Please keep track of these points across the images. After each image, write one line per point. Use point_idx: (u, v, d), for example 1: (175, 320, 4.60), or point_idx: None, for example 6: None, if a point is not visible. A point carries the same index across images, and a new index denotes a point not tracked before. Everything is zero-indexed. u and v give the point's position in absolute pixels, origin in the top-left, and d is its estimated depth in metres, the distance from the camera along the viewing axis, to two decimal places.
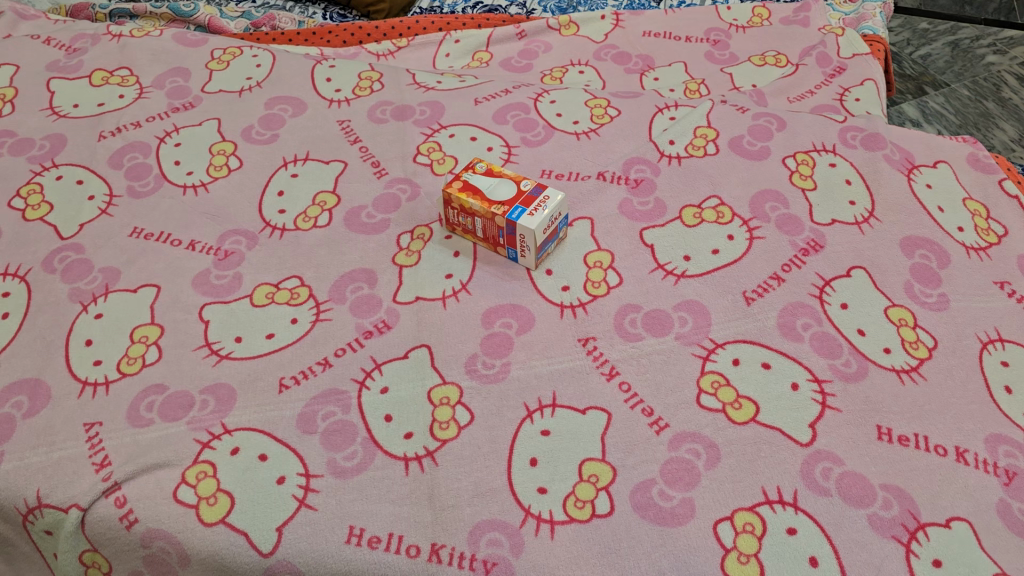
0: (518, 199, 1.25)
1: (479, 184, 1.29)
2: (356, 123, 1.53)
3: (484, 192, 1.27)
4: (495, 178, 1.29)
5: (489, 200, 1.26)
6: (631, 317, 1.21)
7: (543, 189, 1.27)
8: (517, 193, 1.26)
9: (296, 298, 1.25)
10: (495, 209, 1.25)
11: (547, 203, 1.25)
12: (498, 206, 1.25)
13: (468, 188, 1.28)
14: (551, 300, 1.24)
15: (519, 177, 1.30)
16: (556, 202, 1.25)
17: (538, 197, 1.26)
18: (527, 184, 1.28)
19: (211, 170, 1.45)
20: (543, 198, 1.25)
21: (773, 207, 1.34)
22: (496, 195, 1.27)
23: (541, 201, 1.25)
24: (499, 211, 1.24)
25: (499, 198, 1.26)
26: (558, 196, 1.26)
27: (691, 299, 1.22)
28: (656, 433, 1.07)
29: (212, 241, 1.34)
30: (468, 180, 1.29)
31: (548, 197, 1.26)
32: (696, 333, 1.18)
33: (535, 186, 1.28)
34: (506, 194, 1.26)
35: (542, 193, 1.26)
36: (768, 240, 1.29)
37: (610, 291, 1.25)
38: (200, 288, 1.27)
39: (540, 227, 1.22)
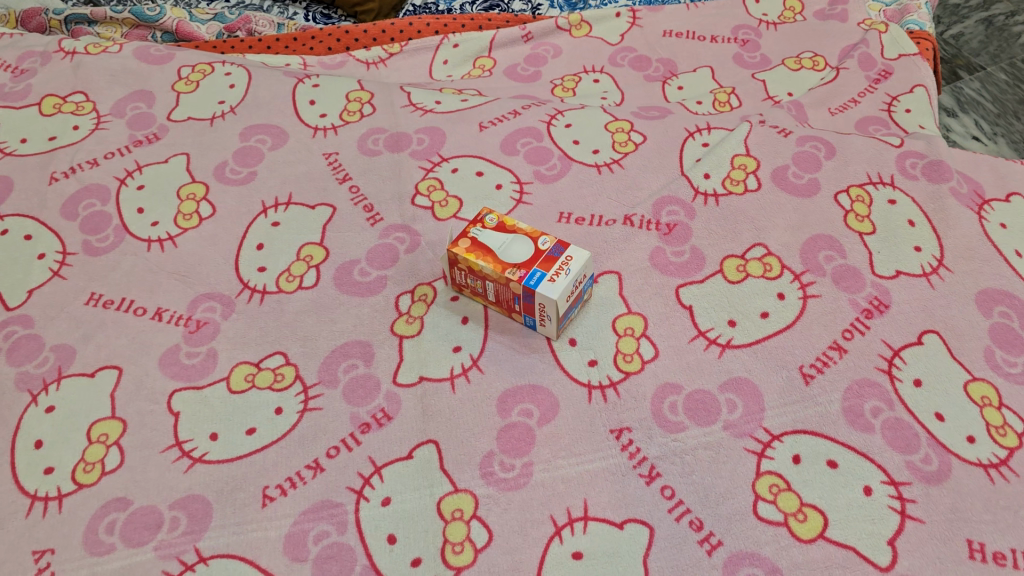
0: (537, 260, 1.07)
1: (491, 241, 1.10)
2: (344, 156, 1.35)
3: (496, 252, 1.09)
4: (509, 234, 1.11)
5: (503, 262, 1.08)
6: (670, 401, 1.04)
7: (564, 247, 1.09)
8: (535, 252, 1.08)
9: (280, 381, 1.08)
10: (510, 273, 1.06)
11: (569, 265, 1.07)
12: (513, 269, 1.07)
13: (478, 247, 1.10)
14: (577, 379, 1.07)
15: (536, 231, 1.11)
16: (580, 264, 1.07)
17: (559, 258, 1.08)
18: (546, 241, 1.09)
19: (180, 219, 1.26)
20: (565, 260, 1.08)
21: (828, 256, 1.16)
22: (510, 255, 1.08)
23: (563, 262, 1.07)
24: (515, 276, 1.06)
25: (514, 259, 1.08)
26: (582, 255, 1.08)
27: (739, 377, 1.05)
28: (708, 553, 0.91)
29: (182, 308, 1.16)
30: (477, 237, 1.11)
31: (570, 259, 1.08)
32: (747, 421, 1.01)
33: (555, 243, 1.09)
34: (522, 254, 1.08)
35: (564, 253, 1.08)
36: (824, 299, 1.12)
37: (644, 366, 1.07)
38: (168, 370, 1.09)
39: (563, 295, 1.05)
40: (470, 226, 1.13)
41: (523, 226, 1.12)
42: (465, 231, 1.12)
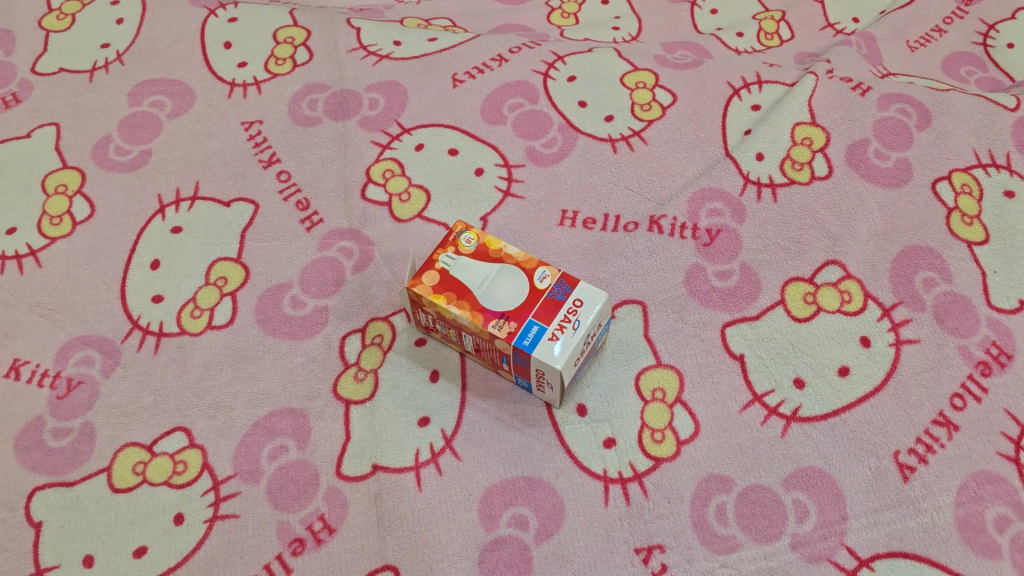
0: (533, 308, 0.76)
1: (468, 275, 0.78)
2: (271, 128, 1.01)
3: (476, 291, 0.77)
4: (494, 266, 0.79)
5: (485, 308, 0.76)
6: (717, 504, 0.75)
7: (571, 287, 0.78)
8: (530, 295, 0.77)
9: (180, 473, 0.79)
10: (495, 327, 0.75)
11: (579, 317, 0.76)
12: (500, 320, 0.76)
13: (449, 283, 0.78)
14: (589, 470, 0.78)
15: (532, 260, 0.80)
16: (594, 313, 0.76)
17: (564, 305, 0.76)
18: (545, 276, 0.78)
19: (45, 224, 0.94)
20: (572, 308, 0.76)
21: (927, 279, 0.85)
22: (496, 297, 0.77)
23: (570, 312, 0.76)
24: (502, 330, 0.75)
25: (501, 303, 0.76)
26: (596, 299, 0.77)
27: (812, 468, 0.76)
28: None
29: (47, 360, 0.85)
30: (450, 270, 0.79)
31: (580, 307, 0.76)
32: (823, 537, 0.73)
33: (559, 280, 0.78)
34: (512, 297, 0.77)
35: (571, 297, 0.77)
36: (924, 346, 0.82)
37: (681, 449, 0.78)
38: (26, 457, 0.80)
39: (570, 359, 0.74)
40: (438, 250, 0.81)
41: (514, 251, 0.81)
42: (430, 257, 0.80)
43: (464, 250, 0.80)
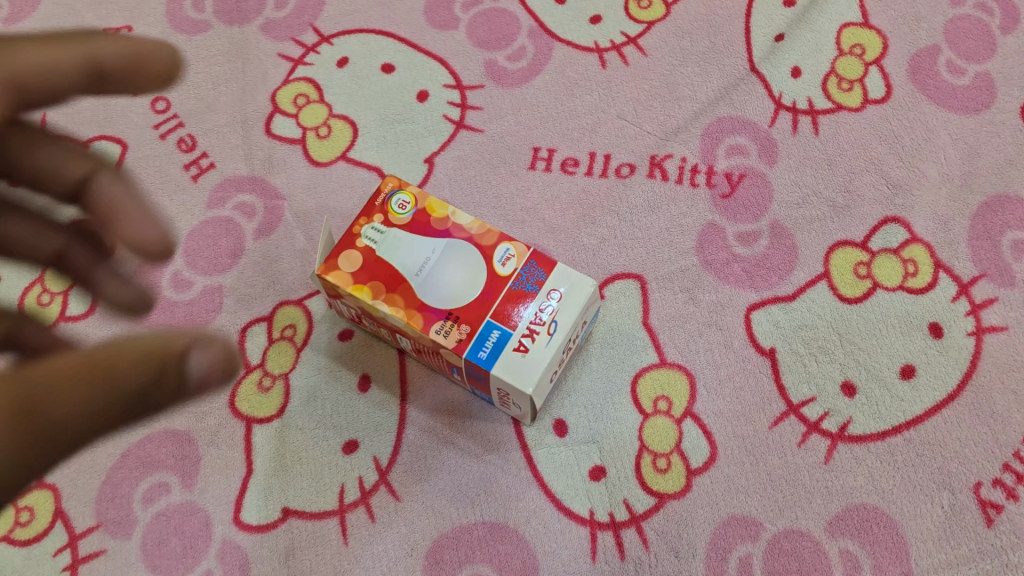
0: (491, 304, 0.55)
1: (404, 255, 0.56)
2: (144, 36, 0.75)
3: (416, 281, 0.56)
4: (439, 243, 0.57)
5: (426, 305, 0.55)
6: (740, 559, 0.57)
7: (545, 274, 0.56)
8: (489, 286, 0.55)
9: (25, 523, 0.60)
10: (443, 333, 0.54)
11: (554, 317, 0.55)
12: (449, 325, 0.54)
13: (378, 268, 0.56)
14: (570, 512, 0.59)
15: (491, 232, 0.58)
16: (575, 311, 0.55)
17: (535, 301, 0.55)
18: (510, 258, 0.56)
19: None
20: (545, 305, 0.55)
21: (1017, 243, 0.64)
22: (440, 290, 0.55)
23: (542, 311, 0.55)
24: (452, 337, 0.54)
25: (450, 297, 0.55)
26: (579, 290, 0.56)
27: (865, 507, 0.58)
28: None
29: None
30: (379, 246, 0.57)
31: (557, 303, 0.55)
32: None
33: (528, 264, 0.56)
34: (464, 289, 0.55)
35: (544, 288, 0.56)
36: (1014, 335, 0.62)
37: (691, 482, 0.59)
38: None
39: (545, 374, 0.54)
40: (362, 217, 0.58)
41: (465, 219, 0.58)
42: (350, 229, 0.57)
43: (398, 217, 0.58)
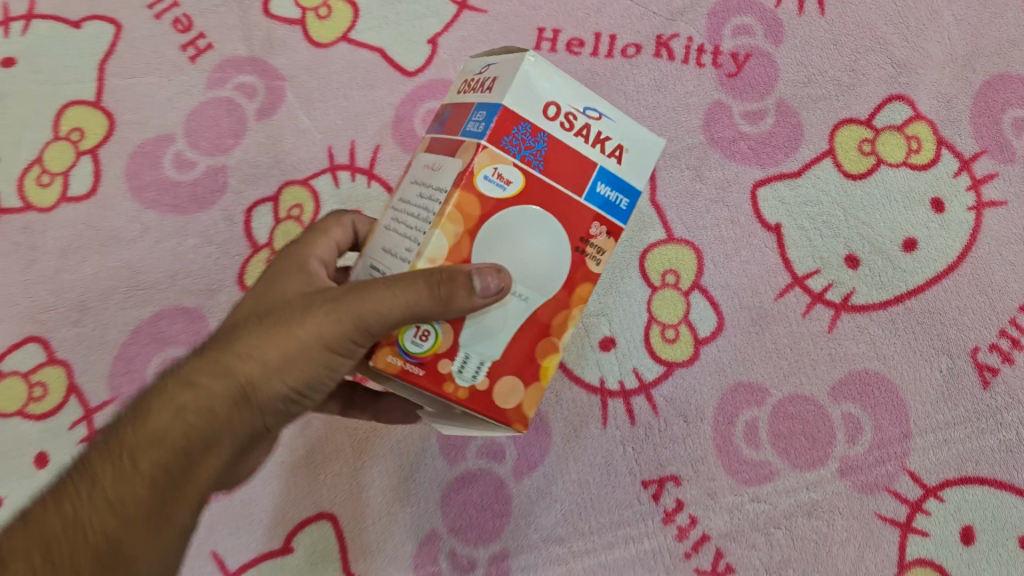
0: (590, 215, 0.37)
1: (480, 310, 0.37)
2: None
3: (535, 303, 0.37)
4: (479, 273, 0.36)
5: (557, 297, 0.38)
6: (746, 422, 0.59)
7: (523, 118, 0.35)
8: (567, 215, 0.37)
9: (38, 398, 0.60)
10: (595, 263, 0.38)
11: (603, 128, 0.37)
12: (585, 260, 0.38)
13: (510, 364, 0.37)
14: (582, 381, 0.60)
15: (474, 209, 0.35)
16: (590, 95, 0.37)
17: (568, 142, 0.36)
18: (511, 181, 0.35)
19: None
20: (574, 131, 0.36)
21: (1018, 120, 0.65)
22: (524, 259, 0.36)
23: (598, 140, 0.37)
24: (611, 248, 0.38)
25: (549, 257, 0.37)
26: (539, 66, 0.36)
27: (867, 372, 0.59)
28: None
29: None
30: (466, 346, 0.37)
31: (569, 101, 0.36)
32: (880, 460, 0.58)
33: (500, 142, 0.35)
34: (547, 222, 0.36)
35: (623, 166, 0.37)
36: (1013, 209, 0.63)
37: (699, 350, 0.60)
38: None
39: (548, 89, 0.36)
40: (413, 378, 0.36)
41: (445, 234, 0.35)
42: (434, 391, 0.36)
43: (420, 354, 0.36)
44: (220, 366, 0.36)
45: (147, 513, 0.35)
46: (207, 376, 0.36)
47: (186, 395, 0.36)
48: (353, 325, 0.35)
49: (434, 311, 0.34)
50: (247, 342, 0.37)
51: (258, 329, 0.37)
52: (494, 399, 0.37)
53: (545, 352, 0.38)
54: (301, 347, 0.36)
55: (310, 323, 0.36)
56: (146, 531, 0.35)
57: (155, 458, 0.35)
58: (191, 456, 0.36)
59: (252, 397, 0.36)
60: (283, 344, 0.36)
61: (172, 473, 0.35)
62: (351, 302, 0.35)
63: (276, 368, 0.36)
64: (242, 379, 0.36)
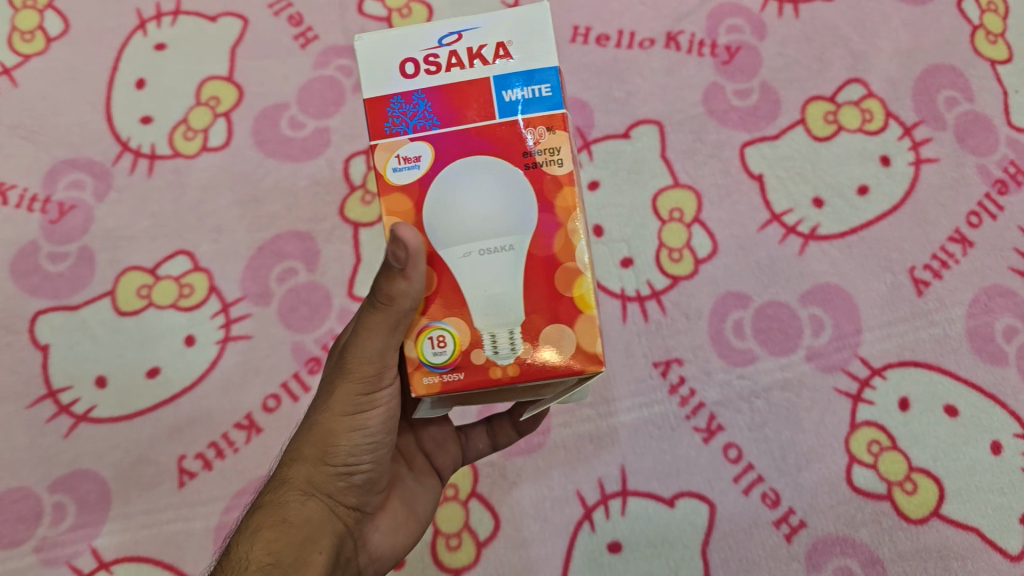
0: (522, 122, 0.45)
1: (485, 285, 0.45)
2: None
3: (522, 242, 0.45)
4: (451, 265, 0.46)
5: (543, 220, 0.46)
6: (735, 319, 0.76)
7: (393, 97, 0.46)
8: (498, 139, 0.45)
9: (186, 295, 0.77)
10: (556, 165, 0.45)
11: (469, 43, 0.46)
12: (544, 169, 0.45)
13: (546, 316, 0.46)
14: (607, 289, 0.77)
15: (407, 210, 0.46)
16: (438, 29, 0.47)
17: (451, 79, 0.46)
18: (419, 157, 0.46)
19: (17, 41, 0.85)
20: (445, 67, 0.46)
21: (949, 98, 0.83)
22: (481, 219, 0.45)
23: (475, 54, 0.46)
24: (559, 140, 0.45)
25: (494, 193, 0.45)
26: (381, 41, 0.46)
27: (829, 284, 0.77)
28: (787, 539, 0.69)
29: (35, 184, 0.80)
30: (489, 328, 0.46)
31: (421, 51, 0.46)
32: (838, 348, 0.75)
33: (386, 127, 0.46)
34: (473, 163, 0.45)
35: (515, 57, 0.46)
36: (943, 165, 0.81)
37: (699, 267, 0.78)
38: (26, 282, 0.77)
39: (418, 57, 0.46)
40: (456, 382, 0.46)
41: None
42: (484, 376, 0.46)
43: (447, 362, 0.46)
44: (287, 484, 0.50)
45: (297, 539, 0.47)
46: (276, 489, 0.50)
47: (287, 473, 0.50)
48: (346, 380, 0.48)
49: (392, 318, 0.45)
50: (289, 452, 0.51)
51: (294, 443, 0.51)
52: (551, 356, 0.46)
53: (573, 282, 0.46)
54: (322, 428, 0.50)
55: (325, 414, 0.49)
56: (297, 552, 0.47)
57: (263, 558, 0.46)
58: (297, 537, 0.48)
59: (310, 478, 0.50)
60: (314, 435, 0.50)
61: (285, 558, 0.46)
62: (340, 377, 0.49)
63: (319, 456, 0.50)
64: (300, 480, 0.50)
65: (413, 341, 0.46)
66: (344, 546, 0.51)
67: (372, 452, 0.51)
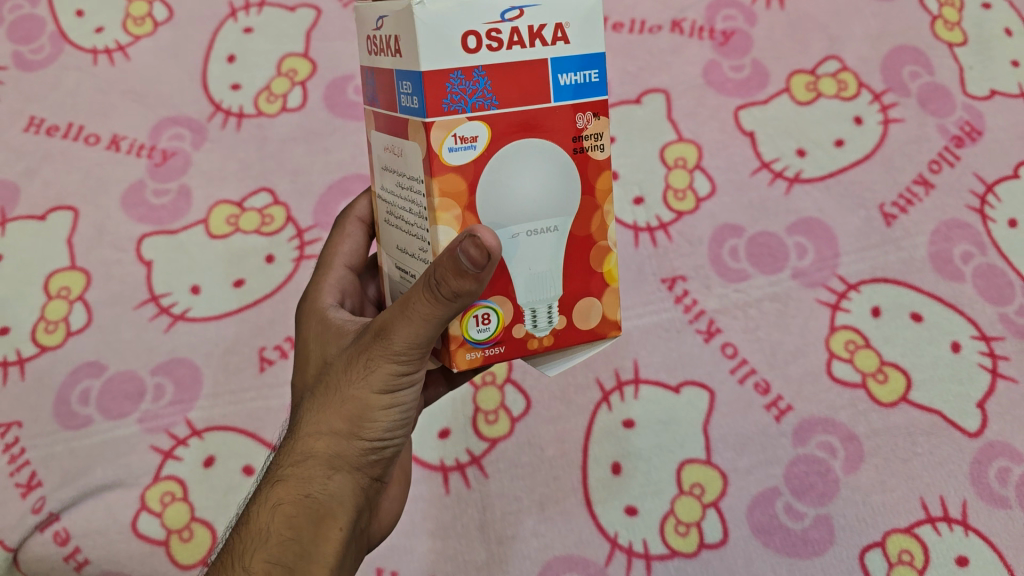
0: (575, 108, 0.46)
1: (528, 264, 0.47)
2: None
3: (565, 225, 0.47)
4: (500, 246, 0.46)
5: (583, 203, 0.48)
6: (730, 245, 0.89)
7: (452, 72, 0.43)
8: (552, 125, 0.46)
9: (268, 223, 0.92)
10: (599, 151, 0.47)
11: (530, 20, 0.44)
12: (589, 154, 0.47)
13: (580, 291, 0.49)
14: (621, 221, 0.91)
15: (461, 192, 0.45)
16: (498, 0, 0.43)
17: (513, 58, 0.44)
18: (476, 137, 0.44)
19: (130, 24, 1.01)
20: (506, 45, 0.44)
21: (913, 72, 0.97)
22: (533, 203, 0.46)
23: (535, 34, 0.44)
24: (603, 127, 0.47)
25: (546, 179, 0.46)
26: (438, 12, 0.42)
27: (811, 218, 0.90)
28: (776, 420, 0.81)
29: (143, 135, 0.96)
30: (530, 305, 0.48)
31: (483, 24, 0.43)
32: (819, 269, 0.88)
33: (444, 107, 0.43)
34: (528, 148, 0.45)
35: (571, 42, 0.45)
36: (909, 124, 0.94)
37: (700, 205, 0.92)
38: (135, 212, 0.92)
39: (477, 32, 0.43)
40: (497, 355, 0.48)
41: (449, 223, 0.45)
42: (523, 348, 0.49)
43: (491, 337, 0.48)
44: (312, 456, 0.51)
45: (322, 515, 0.50)
46: (300, 462, 0.51)
47: (313, 441, 0.51)
48: (383, 355, 0.48)
49: (452, 310, 0.44)
50: (313, 424, 0.51)
51: (319, 413, 0.51)
52: (580, 327, 0.50)
53: (603, 259, 0.49)
54: (354, 402, 0.50)
55: (358, 390, 0.49)
56: (322, 529, 0.50)
57: (283, 533, 0.50)
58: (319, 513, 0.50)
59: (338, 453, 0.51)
60: (344, 408, 0.50)
61: (304, 534, 0.50)
62: (380, 351, 0.48)
63: (349, 432, 0.50)
64: (327, 455, 0.50)
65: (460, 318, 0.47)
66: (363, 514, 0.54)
67: (402, 426, 0.52)
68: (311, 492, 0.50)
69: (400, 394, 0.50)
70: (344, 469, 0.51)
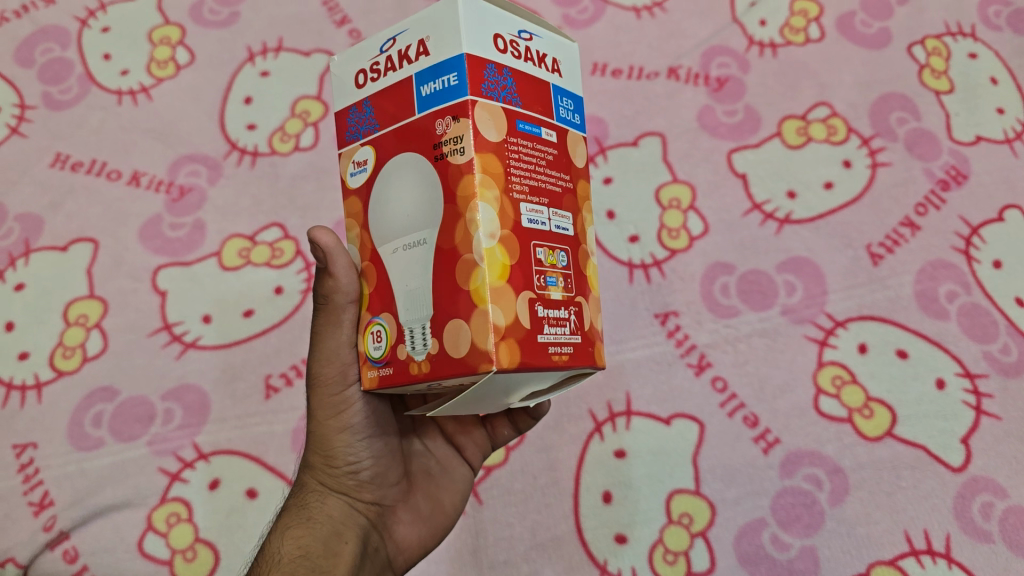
0: (434, 115, 0.48)
1: (405, 280, 0.49)
2: None
3: (431, 237, 0.48)
4: (386, 262, 0.51)
5: (448, 212, 0.48)
6: (722, 283, 0.92)
7: (351, 108, 0.53)
8: (417, 137, 0.49)
9: (277, 257, 0.95)
10: (457, 154, 0.47)
11: (399, 46, 0.50)
12: (449, 158, 0.47)
13: (447, 310, 0.47)
14: (616, 258, 0.95)
15: (358, 212, 0.53)
16: (381, 38, 0.51)
17: (386, 83, 0.51)
18: (366, 160, 0.52)
19: (153, 67, 1.07)
20: (382, 73, 0.51)
21: (900, 118, 1.00)
22: (404, 215, 0.50)
23: (403, 56, 0.50)
24: (461, 129, 0.47)
25: (409, 193, 0.49)
26: (342, 64, 0.54)
27: (801, 258, 0.93)
28: (764, 452, 0.83)
29: (161, 172, 1.01)
30: (409, 324, 0.49)
31: (367, 62, 0.52)
32: (808, 306, 0.90)
33: (347, 136, 0.53)
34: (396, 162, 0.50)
35: (431, 52, 0.48)
36: (896, 168, 0.97)
37: (693, 243, 0.95)
38: (151, 244, 0.97)
39: (364, 69, 0.52)
40: (388, 375, 0.51)
41: (355, 240, 0.53)
42: (405, 373, 0.49)
43: (381, 356, 0.51)
44: (308, 491, 0.61)
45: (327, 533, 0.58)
46: (299, 497, 0.61)
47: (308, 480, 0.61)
48: (320, 387, 0.57)
49: (337, 318, 0.54)
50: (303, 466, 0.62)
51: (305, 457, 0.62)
52: (450, 353, 0.47)
53: (470, 275, 0.46)
54: (318, 436, 0.60)
55: (315, 423, 0.59)
56: (331, 544, 0.58)
57: (294, 552, 0.56)
58: (322, 533, 0.58)
59: (324, 481, 0.61)
60: (315, 445, 0.60)
61: (312, 551, 0.57)
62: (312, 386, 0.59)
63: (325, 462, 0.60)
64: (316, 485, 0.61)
65: (360, 336, 0.53)
66: (372, 537, 0.61)
67: (366, 448, 0.60)
68: (315, 516, 0.59)
69: (345, 415, 0.58)
70: (333, 491, 0.60)
